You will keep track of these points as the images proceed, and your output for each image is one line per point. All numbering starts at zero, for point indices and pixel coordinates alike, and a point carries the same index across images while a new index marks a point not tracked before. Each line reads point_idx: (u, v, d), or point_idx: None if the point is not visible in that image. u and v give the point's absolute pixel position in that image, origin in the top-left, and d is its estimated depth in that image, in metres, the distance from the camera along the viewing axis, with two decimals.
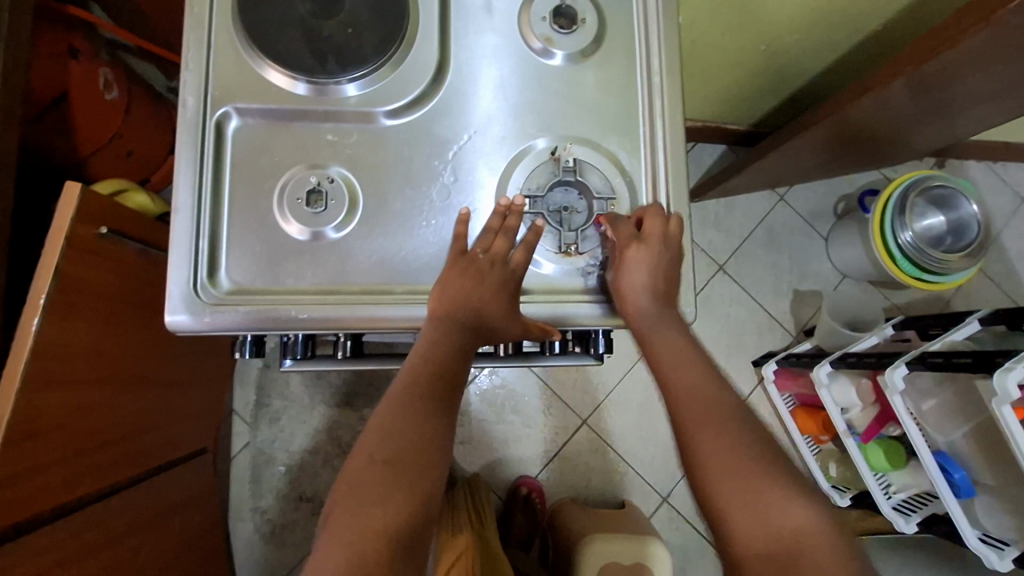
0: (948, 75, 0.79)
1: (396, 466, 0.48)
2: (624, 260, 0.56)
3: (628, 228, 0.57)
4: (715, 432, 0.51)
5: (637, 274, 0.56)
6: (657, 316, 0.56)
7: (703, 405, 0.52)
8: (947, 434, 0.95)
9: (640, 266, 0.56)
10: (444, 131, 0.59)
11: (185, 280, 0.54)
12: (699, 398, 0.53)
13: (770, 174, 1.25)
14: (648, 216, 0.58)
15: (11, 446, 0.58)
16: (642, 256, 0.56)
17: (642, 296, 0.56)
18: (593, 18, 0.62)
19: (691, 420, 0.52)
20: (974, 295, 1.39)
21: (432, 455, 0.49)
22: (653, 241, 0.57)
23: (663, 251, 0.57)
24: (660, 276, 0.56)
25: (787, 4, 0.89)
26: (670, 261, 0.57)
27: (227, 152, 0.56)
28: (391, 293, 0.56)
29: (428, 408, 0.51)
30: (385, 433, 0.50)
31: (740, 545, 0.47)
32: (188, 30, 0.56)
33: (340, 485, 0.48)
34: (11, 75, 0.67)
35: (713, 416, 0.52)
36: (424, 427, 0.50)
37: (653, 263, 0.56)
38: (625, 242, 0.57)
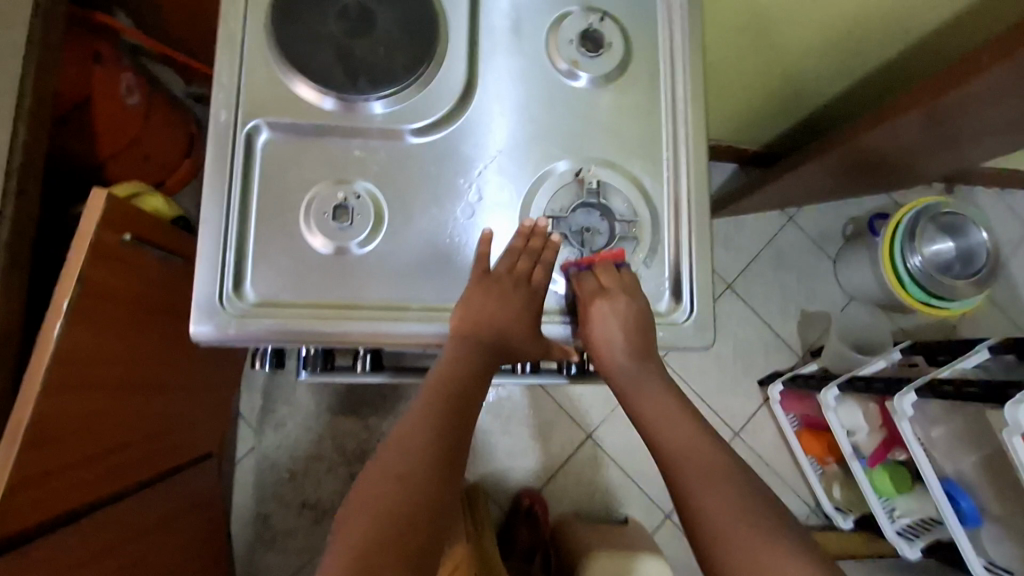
0: (964, 108, 0.80)
1: (412, 481, 0.48)
2: (590, 315, 0.56)
3: (594, 282, 0.57)
4: (708, 483, 0.51)
5: (606, 331, 0.56)
6: (635, 371, 0.56)
7: (693, 457, 0.52)
8: (954, 462, 0.94)
9: (605, 322, 0.56)
10: (469, 151, 0.60)
11: (211, 292, 0.54)
12: (684, 445, 0.53)
13: (781, 197, 1.26)
14: (606, 269, 0.57)
15: (29, 449, 0.58)
16: (607, 310, 0.56)
17: (615, 352, 0.56)
18: (619, 44, 0.63)
19: (679, 472, 0.52)
20: (980, 321, 1.40)
21: (449, 469, 0.50)
22: (616, 294, 0.56)
23: (627, 305, 0.56)
24: (628, 332, 0.56)
25: (806, 31, 0.91)
26: (636, 314, 0.56)
27: (255, 166, 0.57)
28: (409, 310, 0.57)
29: (446, 430, 0.51)
30: (403, 448, 0.50)
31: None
32: (221, 46, 0.57)
33: (355, 501, 0.48)
34: (43, 80, 0.68)
35: (704, 470, 0.51)
36: (441, 446, 0.50)
37: (620, 318, 0.56)
38: (590, 296, 0.56)
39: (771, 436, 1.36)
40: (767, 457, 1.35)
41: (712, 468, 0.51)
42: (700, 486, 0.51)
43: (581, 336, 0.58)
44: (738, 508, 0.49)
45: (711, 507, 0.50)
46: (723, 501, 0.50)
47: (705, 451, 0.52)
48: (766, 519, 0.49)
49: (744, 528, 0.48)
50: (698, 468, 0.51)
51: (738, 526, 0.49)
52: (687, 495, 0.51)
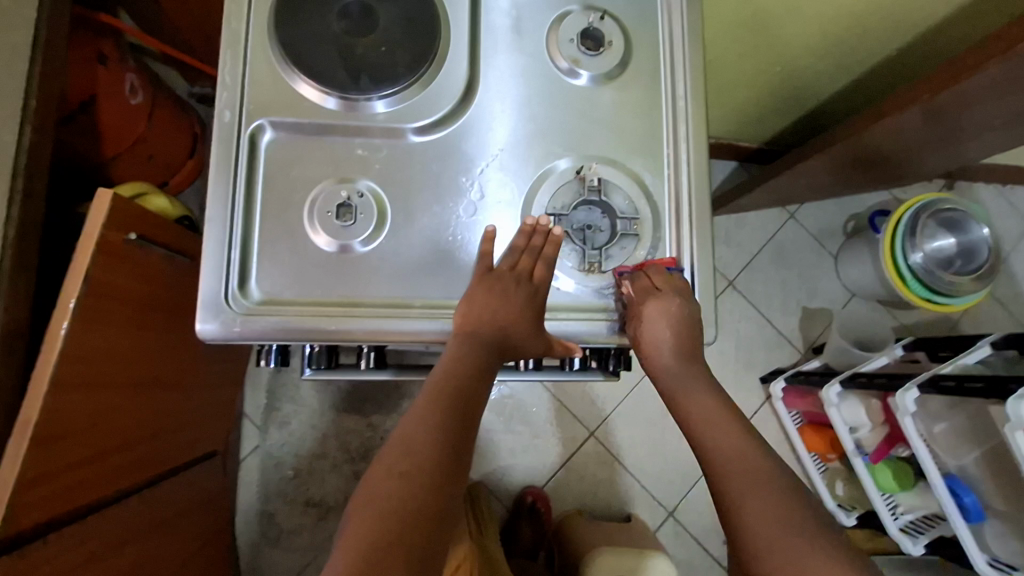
0: (965, 104, 0.80)
1: (415, 479, 0.48)
2: (644, 316, 0.57)
3: (645, 283, 0.58)
4: (758, 496, 0.50)
5: (660, 333, 0.57)
6: (682, 374, 0.57)
7: (742, 469, 0.52)
8: (957, 458, 0.94)
9: (659, 322, 0.56)
10: (471, 149, 0.60)
11: (216, 291, 0.54)
12: (733, 456, 0.53)
13: (783, 194, 1.26)
14: (656, 270, 0.58)
15: (36, 449, 0.59)
16: (667, 312, 0.57)
17: (663, 354, 0.57)
18: (620, 41, 0.63)
19: (726, 479, 0.52)
20: (982, 317, 1.39)
21: (452, 467, 0.50)
22: (671, 295, 0.57)
23: (681, 306, 0.57)
24: (682, 334, 0.57)
25: (806, 28, 0.91)
26: (688, 316, 0.57)
27: (258, 165, 0.57)
28: (413, 307, 0.57)
29: (450, 426, 0.52)
30: (405, 447, 0.50)
31: None
32: (225, 45, 0.58)
33: (359, 497, 0.48)
34: (48, 81, 0.69)
35: (750, 477, 0.51)
36: (444, 442, 0.51)
37: (674, 322, 0.57)
38: (648, 297, 0.57)
39: (773, 433, 1.36)
40: None
41: (759, 478, 0.51)
42: (746, 497, 0.50)
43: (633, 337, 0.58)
44: (785, 518, 0.49)
45: (758, 514, 0.49)
46: (772, 509, 0.49)
47: (752, 459, 0.52)
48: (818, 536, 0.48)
49: (791, 538, 0.48)
50: (747, 475, 0.51)
51: (788, 536, 0.48)
52: (732, 507, 0.50)
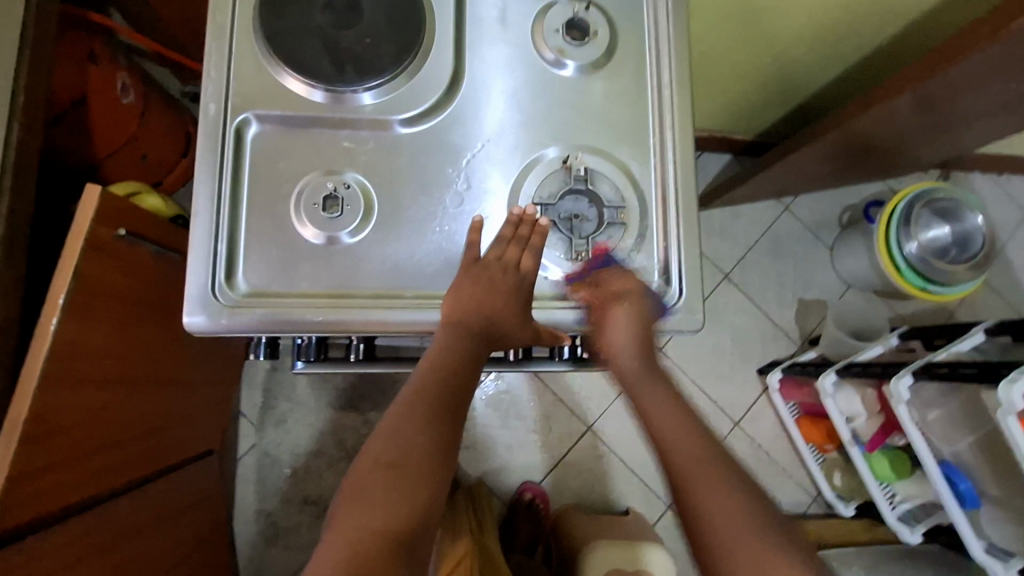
0: (954, 90, 0.80)
1: (401, 469, 0.49)
2: (607, 322, 0.58)
3: (605, 288, 0.59)
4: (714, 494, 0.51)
5: (622, 334, 0.58)
6: (645, 373, 0.59)
7: (696, 466, 0.52)
8: (952, 445, 0.94)
9: (621, 326, 0.58)
10: (458, 140, 0.61)
11: (203, 284, 0.54)
12: (689, 453, 0.53)
13: (776, 185, 1.26)
14: (613, 271, 0.59)
15: (26, 444, 0.59)
16: (627, 316, 0.58)
17: (627, 355, 0.59)
18: (605, 31, 0.63)
19: (683, 480, 0.52)
20: (978, 306, 1.39)
21: (439, 456, 0.50)
22: (629, 298, 0.58)
23: (639, 308, 0.58)
24: (642, 334, 0.59)
25: (795, 18, 0.91)
26: (646, 315, 0.59)
27: (245, 158, 0.57)
28: (402, 297, 0.57)
29: (436, 416, 0.52)
30: (391, 437, 0.50)
31: None
32: (210, 40, 0.58)
33: (346, 487, 0.49)
34: (36, 81, 0.69)
35: (705, 477, 0.52)
36: (430, 431, 0.51)
37: (635, 323, 0.58)
38: (610, 301, 0.58)
39: (770, 425, 1.36)
40: (766, 446, 1.35)
41: (718, 473, 0.52)
42: (703, 496, 0.51)
43: (597, 337, 0.60)
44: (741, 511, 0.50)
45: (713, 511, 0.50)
46: (725, 505, 0.50)
47: (708, 457, 0.53)
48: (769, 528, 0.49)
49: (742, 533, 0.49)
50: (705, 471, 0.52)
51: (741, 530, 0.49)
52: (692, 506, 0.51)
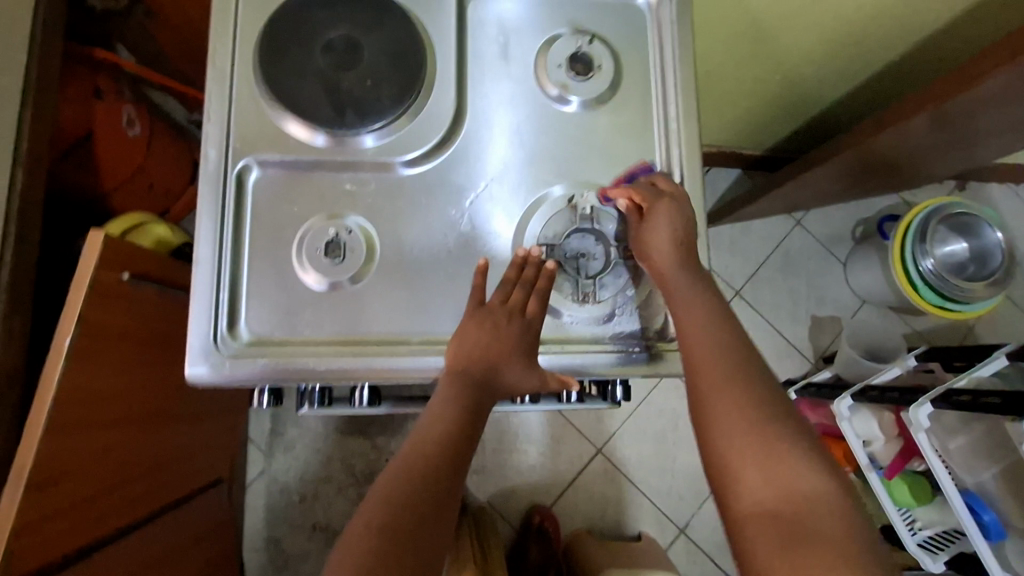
0: (971, 111, 0.78)
1: (391, 533, 0.47)
2: (649, 214, 0.56)
3: (650, 188, 0.58)
4: (731, 401, 0.49)
5: (662, 226, 0.56)
6: (681, 275, 0.55)
7: (719, 368, 0.51)
8: (975, 474, 0.92)
9: (663, 219, 0.56)
10: (461, 180, 0.60)
11: (205, 334, 0.54)
12: (710, 358, 0.51)
13: (787, 202, 1.24)
14: (661, 178, 0.59)
15: (30, 495, 0.59)
16: (669, 207, 0.56)
17: (664, 249, 0.55)
18: (609, 64, 0.62)
19: (702, 384, 0.51)
20: (999, 321, 1.36)
21: (434, 520, 0.49)
22: (677, 198, 0.57)
23: (686, 207, 0.56)
24: (685, 232, 0.56)
25: (804, 37, 0.89)
26: (692, 219, 0.56)
27: (246, 206, 0.57)
28: (407, 343, 0.56)
29: (432, 475, 0.50)
30: (386, 499, 0.49)
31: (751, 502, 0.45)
32: (210, 85, 0.57)
33: (338, 551, 0.47)
34: (39, 123, 0.69)
35: (728, 381, 0.50)
36: (425, 491, 0.50)
37: (676, 216, 0.56)
38: (648, 197, 0.57)
39: None
40: None
41: (739, 382, 0.50)
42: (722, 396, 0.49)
43: (636, 245, 0.57)
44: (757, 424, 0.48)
45: (727, 421, 0.48)
46: (741, 416, 0.48)
47: (733, 364, 0.51)
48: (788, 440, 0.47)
49: (756, 446, 0.47)
50: (725, 383, 0.50)
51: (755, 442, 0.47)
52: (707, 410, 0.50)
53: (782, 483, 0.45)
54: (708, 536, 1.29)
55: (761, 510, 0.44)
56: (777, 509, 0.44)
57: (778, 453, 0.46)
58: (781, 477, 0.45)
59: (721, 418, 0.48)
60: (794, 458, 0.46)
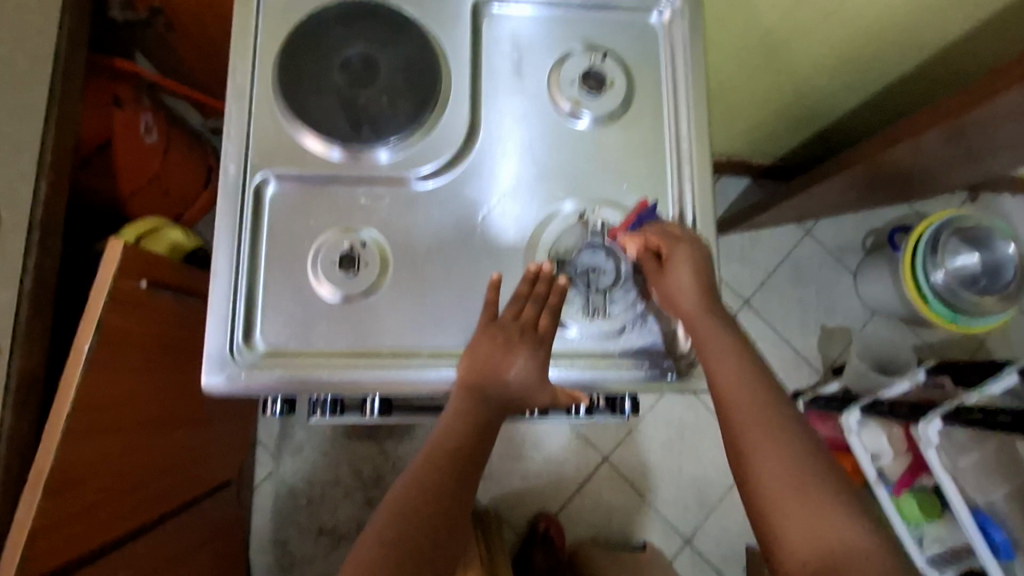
0: (985, 126, 0.78)
1: (401, 547, 0.48)
2: (670, 265, 0.57)
3: (664, 235, 0.58)
4: (772, 453, 0.51)
5: (685, 277, 0.56)
6: (708, 322, 0.55)
7: (755, 419, 0.53)
8: (985, 493, 0.92)
9: (685, 268, 0.56)
10: (473, 195, 0.60)
11: (221, 345, 0.55)
12: (745, 407, 0.53)
13: (798, 212, 1.23)
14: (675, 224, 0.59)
15: (47, 498, 0.60)
16: (690, 257, 0.56)
17: (690, 300, 0.56)
18: (622, 80, 0.63)
19: (740, 433, 0.53)
20: (1010, 334, 1.35)
21: (442, 534, 0.50)
22: (695, 245, 0.57)
23: (704, 253, 0.57)
24: (707, 280, 0.56)
25: (816, 51, 0.89)
26: (711, 264, 0.57)
27: (262, 219, 0.58)
28: (419, 355, 0.57)
29: (443, 489, 0.51)
30: (396, 512, 0.50)
31: (794, 553, 0.48)
32: (230, 99, 0.58)
33: (349, 562, 0.48)
34: (62, 131, 0.70)
35: (766, 433, 0.52)
36: (434, 506, 0.50)
37: (697, 267, 0.56)
38: (667, 247, 0.57)
39: None
40: None
41: (777, 426, 0.52)
42: (759, 449, 0.51)
43: (657, 292, 0.58)
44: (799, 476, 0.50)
45: (770, 474, 0.50)
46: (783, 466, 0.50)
47: (768, 414, 0.53)
48: (825, 486, 0.50)
49: (796, 495, 0.49)
50: (766, 433, 0.52)
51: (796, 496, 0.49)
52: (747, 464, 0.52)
53: (820, 534, 0.48)
54: (712, 546, 1.29)
55: (805, 561, 0.47)
56: (819, 560, 0.47)
57: (816, 503, 0.49)
58: (823, 528, 0.48)
59: (764, 469, 0.51)
60: (834, 506, 0.49)
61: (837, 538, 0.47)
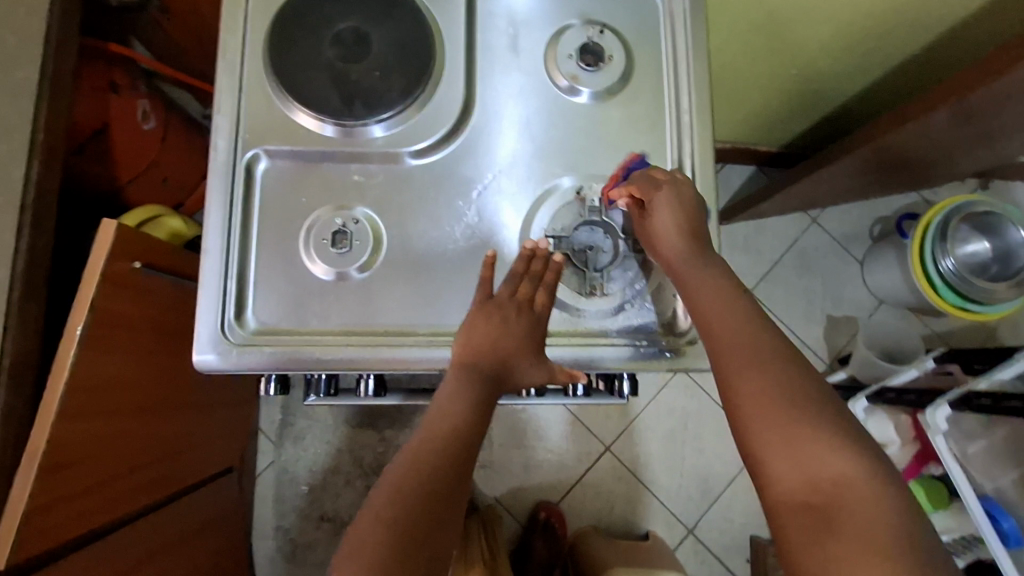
0: (995, 105, 0.76)
1: (401, 525, 0.47)
2: (652, 206, 0.54)
3: (646, 179, 0.56)
4: (757, 375, 0.46)
5: (666, 216, 0.53)
6: (692, 257, 0.52)
7: (743, 345, 0.47)
8: (993, 479, 0.90)
9: (664, 207, 0.54)
10: (469, 172, 0.59)
11: (213, 322, 0.54)
12: (732, 331, 0.48)
13: (804, 198, 1.21)
14: (658, 168, 0.56)
15: (43, 478, 0.60)
16: (670, 197, 0.54)
17: (674, 239, 0.53)
18: (620, 56, 0.61)
19: (723, 357, 0.47)
20: (1021, 323, 1.32)
21: (443, 511, 0.49)
22: (675, 183, 0.54)
23: (687, 191, 0.54)
24: (691, 218, 0.53)
25: (821, 30, 0.87)
26: (694, 202, 0.54)
27: (255, 197, 0.57)
28: (415, 334, 0.56)
29: (440, 465, 0.50)
30: (394, 490, 0.49)
31: (777, 485, 0.43)
32: (221, 76, 0.58)
33: (348, 541, 0.47)
34: (55, 114, 0.70)
35: (751, 356, 0.46)
36: (433, 483, 0.49)
37: (680, 204, 0.53)
38: (646, 190, 0.55)
39: None
40: None
41: (764, 351, 0.47)
42: (744, 375, 0.46)
43: (645, 241, 0.56)
44: (788, 398, 0.44)
45: (755, 398, 0.45)
46: (775, 395, 0.45)
47: (756, 336, 0.47)
48: (818, 411, 0.44)
49: (784, 421, 0.44)
50: (751, 358, 0.46)
51: (785, 423, 0.44)
52: (732, 394, 0.46)
53: (804, 466, 0.42)
54: (716, 537, 1.28)
55: (791, 494, 0.42)
56: (805, 495, 0.42)
57: (803, 430, 0.43)
58: (809, 458, 0.42)
59: (746, 393, 0.45)
60: (823, 430, 0.43)
61: (828, 474, 0.42)
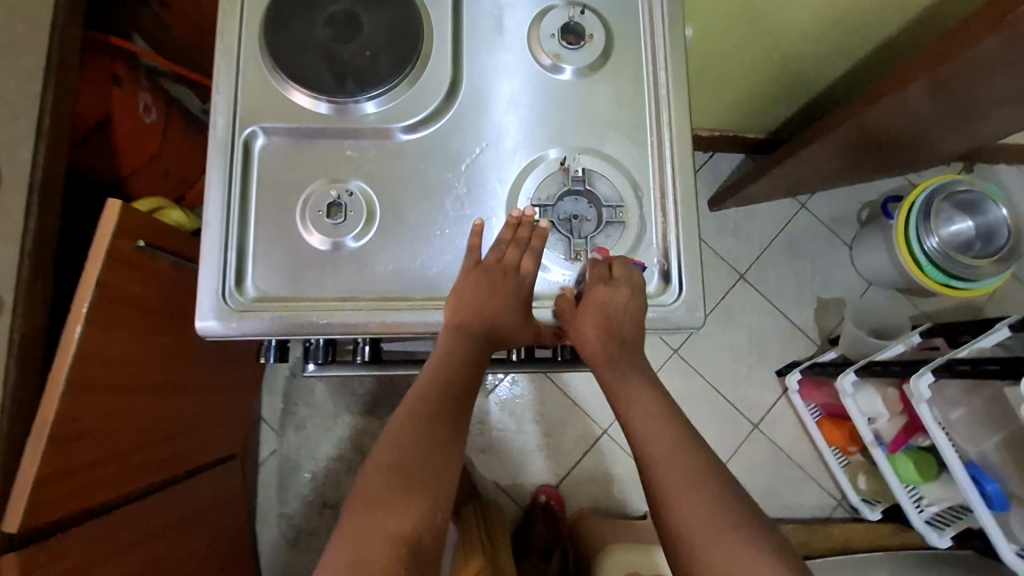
0: (966, 79, 0.79)
1: (408, 477, 0.51)
2: (585, 304, 0.58)
3: (599, 273, 0.58)
4: (687, 491, 0.53)
5: (595, 317, 0.57)
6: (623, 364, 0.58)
7: (672, 461, 0.54)
8: (977, 444, 0.91)
9: (599, 311, 0.57)
10: (457, 146, 0.62)
11: (214, 290, 0.57)
12: (663, 447, 0.55)
13: (790, 183, 1.24)
14: (616, 263, 0.58)
15: (54, 447, 0.62)
16: (603, 302, 0.57)
17: (601, 342, 0.58)
18: (600, 34, 0.64)
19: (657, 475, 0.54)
20: (1008, 301, 1.35)
21: (444, 461, 0.52)
22: (618, 285, 0.58)
23: (624, 299, 0.57)
24: (614, 326, 0.58)
25: (799, 13, 0.90)
26: (634, 308, 0.58)
27: (253, 172, 0.60)
28: (409, 299, 0.59)
29: (438, 420, 0.54)
30: (398, 445, 0.52)
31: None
32: (219, 58, 0.60)
33: (357, 494, 0.51)
34: (61, 103, 0.73)
35: (684, 474, 0.54)
36: (434, 436, 0.53)
37: (609, 311, 0.57)
38: (592, 283, 0.58)
39: (790, 428, 1.34)
40: (787, 449, 1.33)
41: (692, 463, 0.54)
42: (678, 491, 0.53)
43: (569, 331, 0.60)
44: (722, 512, 0.52)
45: (687, 515, 0.52)
46: (705, 509, 0.52)
47: (684, 450, 0.55)
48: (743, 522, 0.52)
49: (714, 532, 0.51)
50: (683, 476, 0.53)
51: (713, 528, 0.51)
52: (670, 507, 0.53)
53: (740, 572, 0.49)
54: None
55: None
56: None
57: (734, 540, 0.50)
58: (743, 565, 0.49)
59: (682, 507, 0.52)
60: (750, 540, 0.51)
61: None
